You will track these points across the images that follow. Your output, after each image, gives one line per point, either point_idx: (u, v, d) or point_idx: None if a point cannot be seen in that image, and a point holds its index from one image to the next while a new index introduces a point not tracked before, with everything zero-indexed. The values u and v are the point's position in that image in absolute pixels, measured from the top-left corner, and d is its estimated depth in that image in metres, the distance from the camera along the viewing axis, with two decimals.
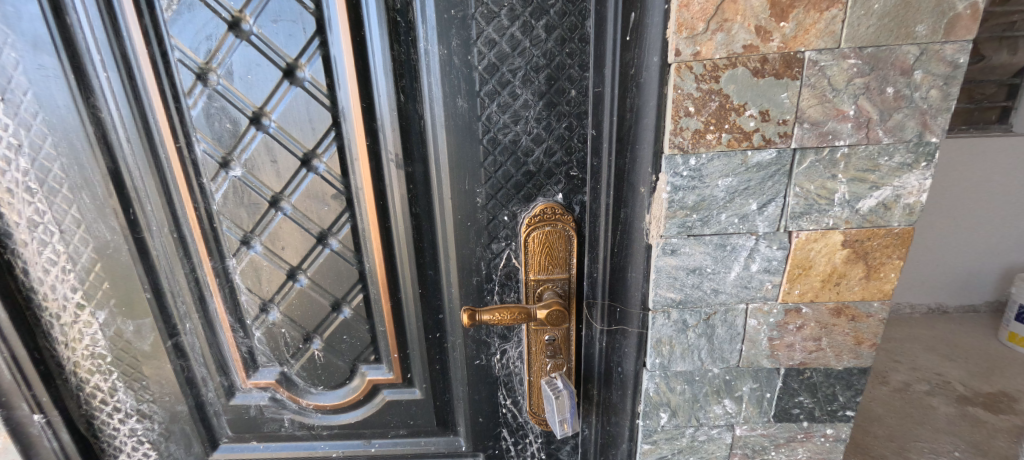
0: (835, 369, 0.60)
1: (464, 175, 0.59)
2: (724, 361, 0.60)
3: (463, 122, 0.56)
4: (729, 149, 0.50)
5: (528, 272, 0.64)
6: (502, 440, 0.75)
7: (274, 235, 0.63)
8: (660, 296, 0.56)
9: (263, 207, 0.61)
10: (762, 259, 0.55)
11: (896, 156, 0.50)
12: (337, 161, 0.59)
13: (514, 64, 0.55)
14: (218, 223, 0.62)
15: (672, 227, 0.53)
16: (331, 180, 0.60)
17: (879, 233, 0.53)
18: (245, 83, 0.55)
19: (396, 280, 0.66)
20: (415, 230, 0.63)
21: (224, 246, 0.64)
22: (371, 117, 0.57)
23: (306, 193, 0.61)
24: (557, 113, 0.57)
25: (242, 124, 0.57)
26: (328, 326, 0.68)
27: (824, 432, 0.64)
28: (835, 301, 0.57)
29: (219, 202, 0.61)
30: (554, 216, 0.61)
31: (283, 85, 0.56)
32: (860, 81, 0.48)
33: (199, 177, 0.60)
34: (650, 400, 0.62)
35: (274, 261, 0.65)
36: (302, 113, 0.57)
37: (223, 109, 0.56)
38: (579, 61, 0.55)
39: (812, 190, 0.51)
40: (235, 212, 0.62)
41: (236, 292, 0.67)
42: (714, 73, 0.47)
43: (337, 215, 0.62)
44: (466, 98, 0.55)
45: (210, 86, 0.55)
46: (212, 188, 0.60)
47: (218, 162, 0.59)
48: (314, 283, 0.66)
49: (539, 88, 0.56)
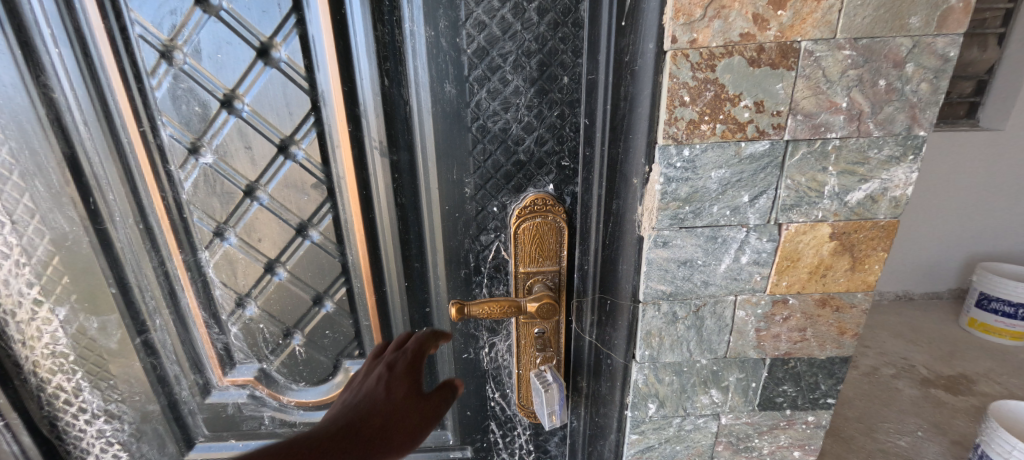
0: (818, 358, 0.62)
1: (452, 164, 0.57)
2: (712, 352, 0.60)
3: (452, 109, 0.54)
4: (723, 139, 0.49)
5: (517, 265, 0.62)
6: (490, 433, 0.74)
7: (250, 225, 0.60)
8: (651, 288, 0.56)
9: (237, 196, 0.58)
10: (752, 251, 0.54)
11: (885, 149, 0.51)
12: (317, 148, 0.56)
13: (505, 48, 0.52)
14: (188, 213, 0.59)
15: (665, 219, 0.52)
16: (311, 168, 0.57)
17: (866, 226, 0.54)
18: (215, 63, 0.51)
19: (381, 273, 0.63)
20: (401, 221, 0.60)
21: (194, 238, 0.60)
22: (353, 101, 0.54)
23: (284, 182, 0.58)
24: (549, 100, 0.55)
25: (212, 108, 0.53)
26: (310, 320, 0.66)
27: (806, 419, 0.66)
28: (821, 292, 0.58)
29: (188, 191, 0.57)
30: (545, 207, 0.60)
31: (256, 66, 0.52)
32: (854, 73, 0.47)
33: (166, 164, 0.56)
34: (639, 391, 0.62)
35: (250, 254, 0.61)
36: (278, 98, 0.53)
37: (191, 90, 0.53)
38: (572, 47, 0.53)
39: (803, 183, 0.51)
40: (207, 202, 0.58)
41: (210, 286, 0.63)
42: (711, 61, 0.46)
43: (317, 206, 0.59)
44: (454, 84, 0.53)
45: (175, 65, 0.51)
46: (180, 176, 0.57)
47: (187, 148, 0.55)
48: (294, 276, 0.63)
49: (530, 74, 0.54)
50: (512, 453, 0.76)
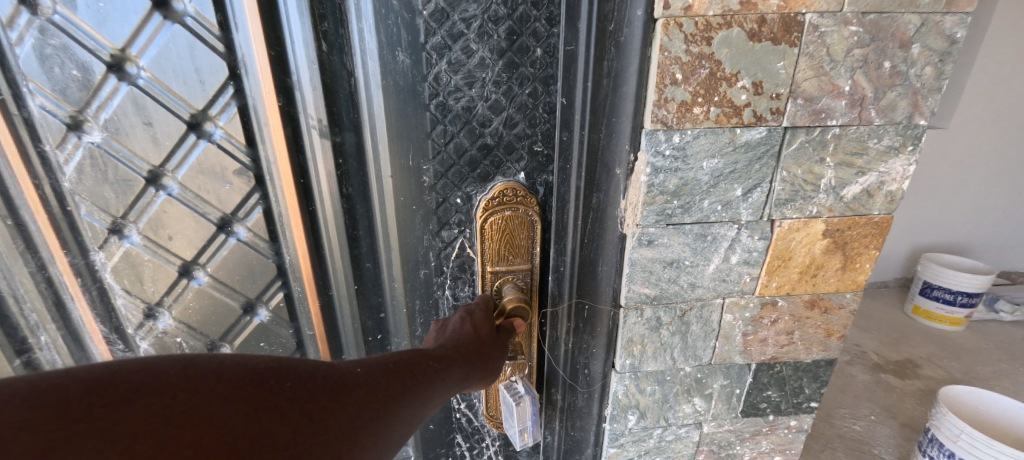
0: (804, 362, 0.59)
1: (407, 147, 0.49)
2: (697, 359, 0.55)
3: (406, 82, 0.46)
4: (717, 125, 0.43)
5: (483, 263, 0.54)
6: (456, 447, 0.67)
7: (156, 221, 0.50)
8: (634, 292, 0.50)
9: (137, 185, 0.48)
10: (743, 250, 0.49)
11: (885, 139, 0.46)
12: (239, 125, 0.47)
13: (468, 12, 0.44)
14: (72, 206, 0.48)
15: (651, 215, 0.46)
16: (233, 149, 0.48)
17: (860, 222, 0.50)
18: (97, 15, 0.41)
19: (325, 273, 0.55)
20: (348, 215, 0.52)
21: (84, 237, 0.49)
22: (284, 70, 0.45)
23: (197, 168, 0.48)
24: (519, 75, 0.47)
25: (95, 72, 0.43)
26: (239, 331, 0.57)
27: (788, 424, 0.63)
28: (811, 293, 0.54)
29: (72, 180, 0.47)
30: (515, 198, 0.52)
31: (152, 20, 0.42)
32: (859, 53, 0.42)
33: (38, 143, 0.45)
34: (618, 403, 0.57)
35: (159, 257, 0.51)
36: (185, 62, 0.44)
37: (65, 49, 0.42)
38: (546, 13, 0.45)
39: (799, 175, 0.46)
40: (99, 193, 0.48)
41: (109, 294, 0.53)
42: (707, 33, 0.40)
43: (243, 196, 0.50)
44: (409, 52, 0.45)
45: (41, 16, 0.40)
46: (59, 158, 0.46)
47: (66, 123, 0.44)
48: (218, 280, 0.53)
49: (498, 44, 0.46)
50: None
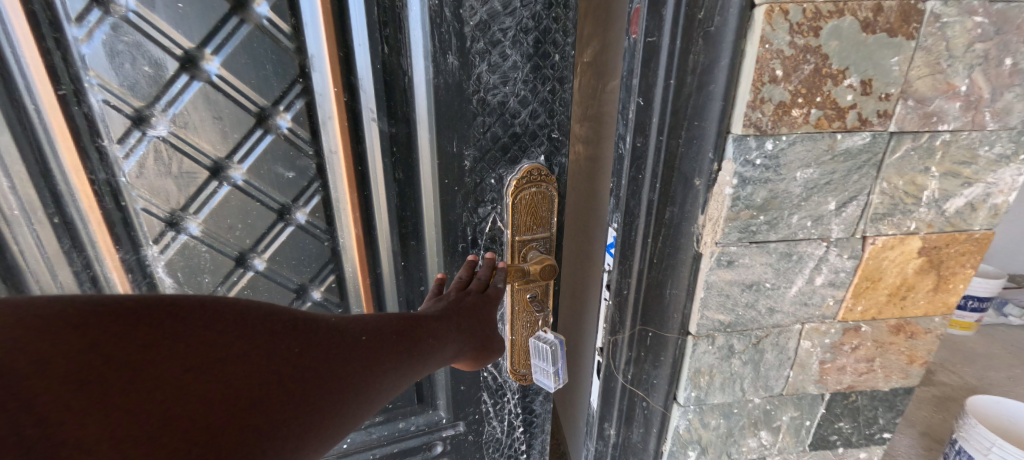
0: (881, 390, 0.53)
1: (452, 138, 0.47)
2: (768, 389, 0.50)
3: (454, 83, 0.45)
4: (816, 130, 0.38)
5: (511, 234, 0.52)
6: (482, 404, 0.64)
7: (217, 214, 0.45)
8: (707, 319, 0.45)
9: (202, 178, 0.43)
10: (829, 270, 0.44)
11: (996, 146, 0.41)
12: (305, 121, 0.43)
13: (505, 23, 0.44)
14: (128, 200, 0.42)
15: (733, 232, 0.41)
16: (299, 143, 0.44)
17: (959, 239, 0.44)
18: (175, 13, 0.37)
19: (376, 258, 0.51)
20: (399, 210, 0.49)
21: (138, 233, 0.44)
22: (350, 69, 0.42)
23: (265, 161, 0.44)
24: (544, 78, 0.48)
25: (168, 69, 0.38)
26: None
27: (858, 456, 0.57)
28: (898, 317, 0.48)
29: (130, 175, 0.41)
30: (540, 177, 0.51)
31: (232, 22, 0.38)
32: (980, 47, 0.36)
33: (98, 139, 0.39)
34: (679, 438, 0.51)
35: (221, 249, 0.47)
36: (260, 61, 0.40)
37: (138, 45, 0.37)
38: (563, 27, 0.46)
39: (899, 187, 0.41)
40: (157, 185, 0.42)
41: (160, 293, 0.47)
42: (815, 22, 0.35)
43: (306, 185, 0.46)
44: (458, 54, 0.44)
45: (115, 12, 0.36)
46: (118, 153, 0.40)
47: (131, 118, 0.39)
48: (277, 271, 0.49)
49: (528, 51, 0.46)
50: (502, 421, 0.66)
